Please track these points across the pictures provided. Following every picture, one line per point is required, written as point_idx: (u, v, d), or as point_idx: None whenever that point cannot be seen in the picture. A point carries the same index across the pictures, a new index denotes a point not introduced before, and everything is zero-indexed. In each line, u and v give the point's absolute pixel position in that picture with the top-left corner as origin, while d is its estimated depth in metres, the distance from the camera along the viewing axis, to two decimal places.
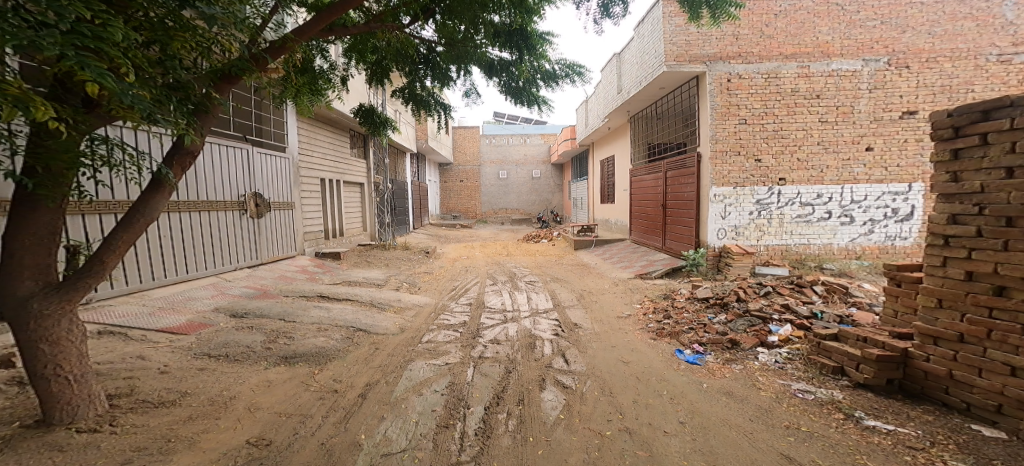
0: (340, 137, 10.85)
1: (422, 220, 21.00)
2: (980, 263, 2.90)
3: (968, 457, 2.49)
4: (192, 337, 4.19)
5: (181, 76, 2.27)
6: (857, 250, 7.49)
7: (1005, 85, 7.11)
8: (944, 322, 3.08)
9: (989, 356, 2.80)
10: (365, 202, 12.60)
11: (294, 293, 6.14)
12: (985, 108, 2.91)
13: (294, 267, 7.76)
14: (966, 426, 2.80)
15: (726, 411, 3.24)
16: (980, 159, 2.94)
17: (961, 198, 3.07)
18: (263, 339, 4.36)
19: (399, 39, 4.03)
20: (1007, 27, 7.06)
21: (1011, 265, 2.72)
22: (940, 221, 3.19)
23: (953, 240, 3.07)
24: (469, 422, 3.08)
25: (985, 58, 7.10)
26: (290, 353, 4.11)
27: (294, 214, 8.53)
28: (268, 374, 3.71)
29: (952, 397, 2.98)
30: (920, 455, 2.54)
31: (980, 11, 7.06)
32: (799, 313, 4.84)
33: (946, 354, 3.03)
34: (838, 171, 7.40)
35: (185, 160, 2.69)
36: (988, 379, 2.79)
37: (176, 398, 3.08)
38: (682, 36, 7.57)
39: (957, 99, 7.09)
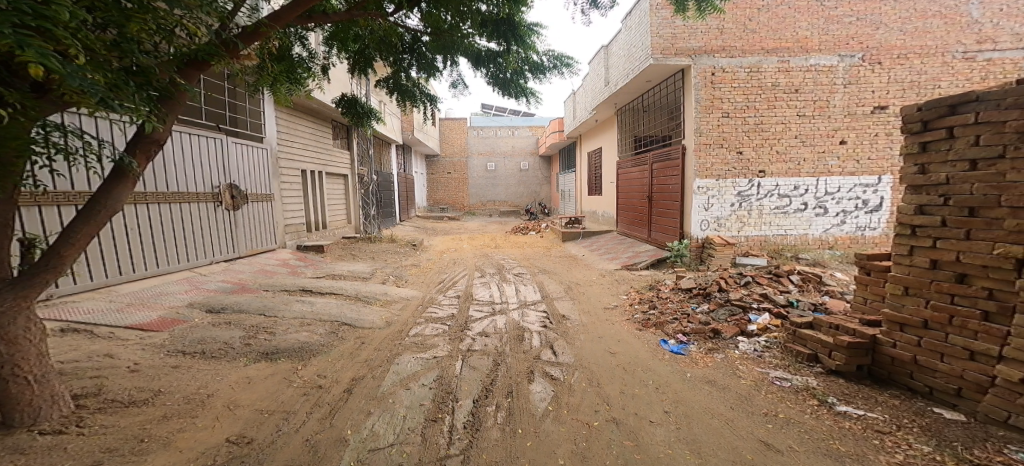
0: (322, 127, 10.58)
1: (409, 213, 20.72)
2: (943, 251, 3.04)
3: (930, 439, 2.63)
4: (165, 334, 4.07)
5: (142, 61, 2.15)
6: (830, 240, 7.77)
7: (969, 82, 7.38)
8: (910, 308, 3.23)
9: (950, 341, 2.95)
10: (350, 195, 12.39)
11: (275, 287, 6.01)
12: (952, 102, 3.03)
13: (274, 260, 7.59)
14: (928, 409, 2.96)
15: (709, 400, 3.34)
16: (946, 151, 3.07)
17: (927, 190, 3.20)
18: (242, 335, 4.26)
19: (382, 26, 3.90)
20: (973, 25, 7.31)
21: (973, 254, 2.87)
22: (908, 211, 3.32)
23: (920, 230, 3.21)
24: (458, 416, 3.09)
25: (951, 55, 7.37)
26: (272, 349, 4.03)
27: (273, 206, 8.32)
28: (248, 370, 3.63)
29: (916, 381, 3.15)
30: (887, 439, 2.68)
31: (948, 9, 7.31)
32: (776, 301, 5.02)
33: (912, 340, 3.19)
34: (815, 164, 7.63)
35: (151, 148, 2.57)
36: (949, 363, 2.95)
37: (149, 397, 2.99)
38: (669, 29, 7.60)
39: (924, 95, 7.39)
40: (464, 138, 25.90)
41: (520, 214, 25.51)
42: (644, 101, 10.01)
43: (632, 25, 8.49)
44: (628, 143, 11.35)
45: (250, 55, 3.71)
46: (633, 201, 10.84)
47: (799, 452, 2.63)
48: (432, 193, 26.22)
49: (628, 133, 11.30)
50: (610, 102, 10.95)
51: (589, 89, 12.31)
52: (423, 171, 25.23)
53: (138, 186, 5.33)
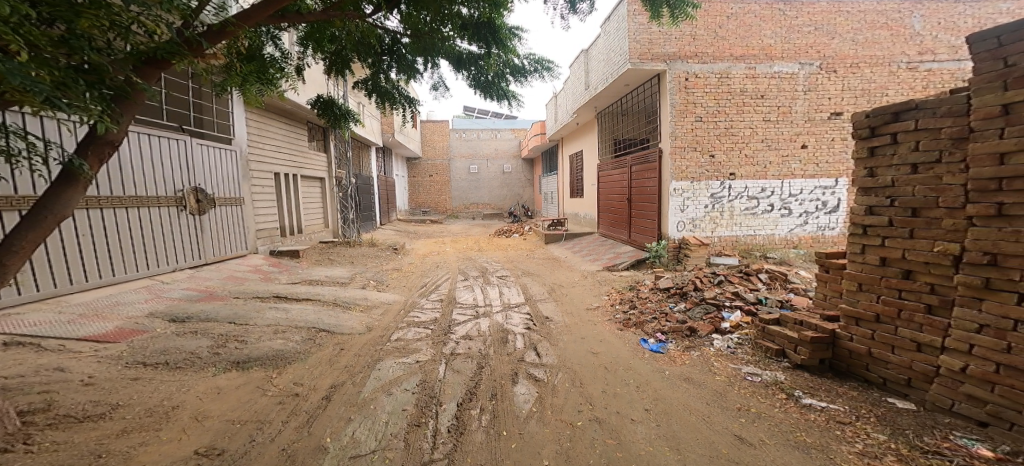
0: (297, 129, 10.28)
1: (389, 216, 20.39)
2: (890, 249, 3.24)
3: (885, 428, 2.79)
4: (123, 346, 3.85)
5: (93, 59, 2.03)
6: (794, 239, 8.15)
7: (912, 90, 7.92)
8: (864, 303, 3.42)
9: (899, 333, 3.15)
10: (327, 198, 12.07)
11: (246, 294, 5.78)
12: (896, 110, 3.24)
13: (244, 266, 7.31)
14: (883, 399, 3.14)
15: (686, 396, 3.44)
16: (891, 156, 3.28)
17: (876, 192, 3.40)
18: (210, 344, 4.08)
19: (359, 27, 3.82)
20: (915, 37, 7.86)
21: (916, 251, 3.07)
22: (859, 212, 3.52)
23: (870, 229, 3.41)
24: (442, 420, 3.06)
25: (896, 65, 7.89)
26: (243, 357, 3.88)
27: (243, 210, 8.02)
28: (217, 380, 3.48)
29: (872, 373, 3.34)
30: (848, 429, 2.82)
31: (894, 21, 7.83)
32: (747, 299, 5.21)
33: (866, 333, 3.38)
34: (780, 167, 7.99)
35: (104, 150, 2.42)
36: (899, 355, 3.14)
37: (105, 411, 2.82)
38: (645, 35, 7.81)
39: (874, 102, 7.86)
40: (445, 140, 25.69)
41: (502, 216, 25.49)
42: (623, 105, 10.21)
43: (610, 30, 8.67)
44: (608, 146, 11.55)
45: (218, 55, 3.59)
46: (613, 203, 11.03)
47: (770, 444, 2.74)
48: (413, 196, 25.91)
49: (608, 136, 11.51)
50: (590, 105, 11.12)
51: (570, 93, 12.47)
52: (405, 174, 24.93)
53: (90, 190, 5.04)
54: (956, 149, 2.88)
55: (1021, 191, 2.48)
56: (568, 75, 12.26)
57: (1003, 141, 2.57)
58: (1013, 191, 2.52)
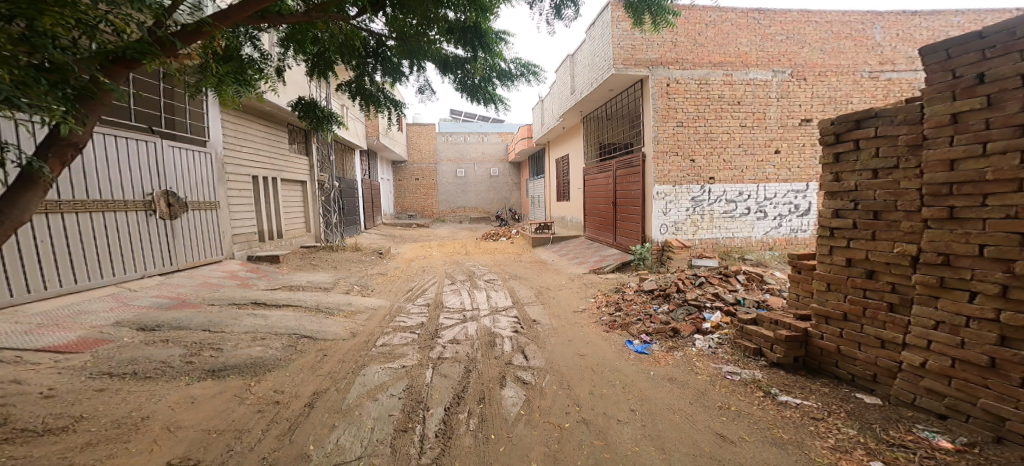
0: (277, 131, 10.04)
1: (374, 220, 20.10)
2: (855, 250, 3.39)
3: (855, 422, 2.90)
4: (87, 356, 3.66)
5: (56, 58, 1.94)
6: (769, 241, 8.41)
7: (874, 98, 8.29)
8: (832, 302, 3.56)
9: (865, 331, 3.28)
10: (308, 201, 11.80)
11: (221, 301, 5.58)
12: (857, 118, 3.39)
13: (219, 272, 7.06)
14: (851, 395, 3.26)
15: (670, 396, 3.49)
16: (854, 162, 3.43)
17: (841, 196, 3.55)
18: (182, 353, 3.91)
19: (342, 29, 3.75)
20: (876, 47, 8.26)
21: (878, 252, 3.21)
22: (826, 215, 3.66)
23: (837, 231, 3.55)
24: (429, 425, 3.02)
25: (860, 74, 8.23)
26: (218, 365, 3.74)
27: (218, 214, 7.76)
28: (190, 390, 3.34)
29: (841, 370, 3.46)
30: (821, 425, 2.92)
31: (857, 33, 8.21)
32: (726, 300, 5.34)
33: (835, 331, 3.51)
34: (755, 171, 8.24)
35: (66, 152, 2.30)
36: (865, 352, 3.27)
37: (67, 424, 2.68)
38: (628, 41, 7.95)
39: (840, 110, 8.21)
40: (431, 143, 25.49)
41: (489, 220, 25.39)
42: (608, 109, 10.35)
43: (595, 35, 8.79)
44: (593, 150, 11.68)
45: (192, 54, 3.46)
46: (599, 206, 11.15)
47: (750, 441, 2.81)
48: (399, 200, 25.60)
49: (593, 140, 11.64)
50: (575, 110, 11.24)
51: (556, 97, 12.58)
52: (390, 178, 24.62)
53: (51, 194, 4.80)
54: (912, 155, 3.01)
55: (969, 195, 2.61)
56: (554, 79, 12.37)
57: (952, 148, 2.69)
58: (962, 195, 2.65)
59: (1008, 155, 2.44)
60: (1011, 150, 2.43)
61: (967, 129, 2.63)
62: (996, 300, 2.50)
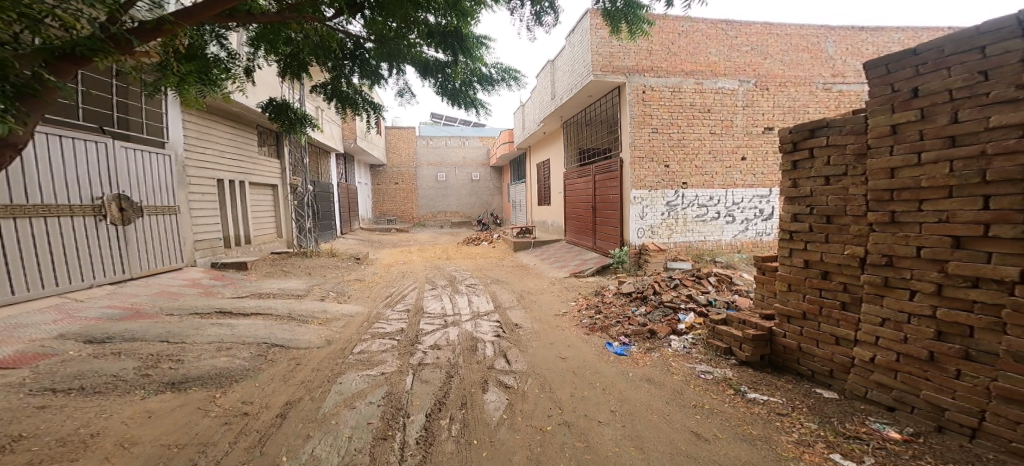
0: (245, 133, 9.66)
1: (351, 224, 19.66)
2: (812, 252, 3.56)
3: (815, 416, 3.03)
4: (28, 371, 3.39)
5: None
6: (738, 244, 8.73)
7: (828, 108, 8.78)
8: (793, 302, 3.71)
9: (822, 329, 3.44)
10: (280, 206, 11.41)
11: (182, 311, 5.30)
12: (812, 127, 3.57)
13: (180, 280, 6.71)
14: (812, 390, 3.40)
15: (648, 396, 3.55)
16: (809, 169, 3.61)
17: (798, 201, 3.72)
18: (137, 365, 3.69)
19: (318, 30, 3.63)
20: (830, 60, 8.75)
21: (831, 254, 3.39)
22: (785, 219, 3.82)
23: (796, 235, 3.70)
24: (410, 432, 2.95)
25: (815, 85, 8.71)
26: (179, 378, 3.54)
27: (178, 219, 7.40)
28: (147, 404, 3.15)
29: (802, 366, 3.61)
30: (785, 419, 3.04)
31: (813, 46, 8.68)
32: (698, 301, 5.50)
33: (796, 330, 3.66)
34: (724, 176, 8.55)
35: (7, 154, 2.14)
36: (823, 348, 3.43)
37: (4, 445, 2.48)
38: (606, 48, 8.12)
39: (798, 119, 8.65)
40: (410, 147, 25.15)
41: (470, 224, 25.25)
42: (587, 115, 10.52)
43: (575, 42, 8.95)
44: (573, 155, 11.83)
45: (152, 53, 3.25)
46: (579, 211, 11.27)
47: (722, 439, 2.89)
48: (377, 204, 25.11)
49: (573, 145, 11.79)
50: (556, 115, 11.37)
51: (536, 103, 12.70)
52: (368, 182, 24.15)
53: None
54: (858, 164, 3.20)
55: (907, 201, 2.80)
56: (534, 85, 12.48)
57: (892, 157, 2.87)
58: (901, 201, 2.83)
59: (940, 165, 2.63)
60: (942, 160, 2.63)
61: (905, 140, 2.81)
62: (933, 297, 2.68)
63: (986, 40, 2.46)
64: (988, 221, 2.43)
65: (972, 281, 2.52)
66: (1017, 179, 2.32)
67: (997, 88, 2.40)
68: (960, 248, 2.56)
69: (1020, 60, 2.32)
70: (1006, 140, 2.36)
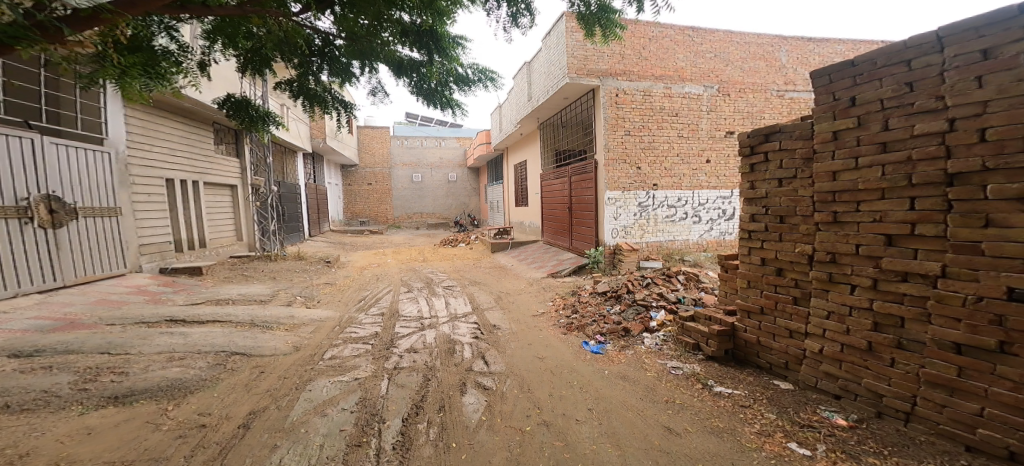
0: (199, 131, 9.18)
1: (321, 226, 19.04)
2: (767, 250, 3.70)
3: (773, 407, 3.18)
4: None
5: None
6: (704, 243, 9.06)
7: (781, 115, 9.28)
8: (752, 297, 3.86)
9: (777, 323, 3.61)
10: (241, 208, 10.89)
11: (126, 320, 4.95)
12: (765, 132, 3.74)
13: (122, 287, 6.28)
14: (770, 382, 3.57)
15: (624, 393, 3.63)
16: (764, 172, 3.77)
17: (754, 202, 3.87)
18: (73, 379, 3.42)
19: (283, 25, 3.46)
20: (782, 68, 9.25)
21: (784, 252, 3.55)
22: (743, 219, 3.96)
23: (753, 234, 3.84)
24: (385, 438, 2.89)
25: (769, 92, 9.19)
26: (123, 391, 3.32)
27: (122, 222, 6.96)
28: (86, 420, 2.94)
29: (761, 359, 3.77)
30: (748, 411, 3.17)
31: (767, 54, 9.13)
32: (669, 299, 5.66)
33: (755, 324, 3.82)
34: (691, 178, 8.85)
35: None
36: (779, 342, 3.60)
37: None
38: (581, 51, 8.24)
39: (756, 124, 9.09)
40: (383, 147, 24.64)
41: (446, 225, 24.99)
42: (562, 117, 10.63)
43: (551, 44, 9.03)
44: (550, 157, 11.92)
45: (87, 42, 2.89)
46: (555, 212, 11.36)
47: (691, 432, 2.99)
48: (348, 206, 24.43)
49: (549, 147, 11.87)
50: (532, 116, 11.42)
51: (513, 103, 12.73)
52: (338, 182, 23.47)
53: None
54: (806, 167, 3.38)
55: (847, 202, 2.99)
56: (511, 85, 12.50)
57: (834, 161, 3.05)
58: (843, 202, 3.03)
59: (873, 169, 2.83)
60: (874, 164, 2.83)
61: (844, 145, 3.00)
62: (870, 291, 2.89)
63: (911, 54, 2.66)
64: (914, 220, 2.64)
65: (902, 275, 2.72)
66: (938, 182, 2.53)
67: (920, 99, 2.61)
68: (891, 245, 2.76)
69: (939, 73, 2.54)
70: (928, 146, 2.56)
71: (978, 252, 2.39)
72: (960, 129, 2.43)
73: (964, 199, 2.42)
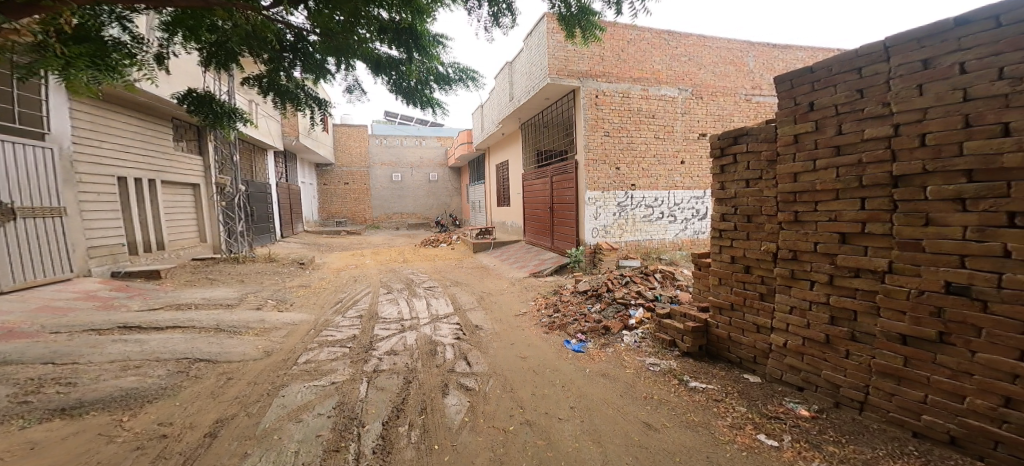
0: (157, 127, 8.78)
1: (294, 227, 18.51)
2: (737, 249, 3.81)
3: (743, 400, 3.28)
4: None
5: None
6: (679, 242, 9.28)
7: (750, 118, 9.63)
8: (722, 294, 3.97)
9: (745, 318, 3.73)
10: (203, 209, 10.44)
11: (73, 327, 4.67)
12: (734, 135, 3.85)
13: (68, 293, 5.91)
14: (740, 376, 3.68)
15: (605, 391, 3.67)
16: (733, 173, 3.87)
17: (724, 202, 3.98)
18: (13, 392, 3.22)
19: (251, 19, 3.34)
20: (750, 73, 9.58)
21: (751, 250, 3.67)
22: (715, 218, 4.06)
23: (724, 233, 3.93)
24: (365, 442, 2.84)
25: (738, 96, 9.49)
26: (72, 403, 3.14)
27: (69, 222, 6.64)
28: (27, 435, 2.78)
29: (731, 354, 3.89)
30: (721, 405, 3.26)
31: (736, 59, 9.44)
32: (647, 297, 5.76)
33: (726, 320, 3.93)
34: (667, 179, 9.06)
35: None
36: (748, 337, 3.71)
37: None
38: (562, 52, 8.31)
39: (727, 127, 9.39)
40: (361, 146, 24.16)
41: (427, 226, 24.72)
42: (544, 117, 10.68)
43: (532, 44, 9.06)
44: (531, 157, 11.95)
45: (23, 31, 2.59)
46: (537, 211, 11.41)
47: (669, 427, 3.06)
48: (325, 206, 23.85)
49: (531, 147, 11.91)
50: (513, 116, 11.44)
51: (495, 103, 12.70)
52: (314, 182, 22.88)
53: None
54: (770, 169, 3.51)
55: (806, 202, 3.13)
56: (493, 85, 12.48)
57: (795, 163, 3.19)
58: (803, 202, 3.16)
59: (829, 171, 2.96)
60: (830, 167, 2.96)
61: (803, 148, 3.13)
62: (827, 286, 3.02)
63: (862, 62, 2.79)
64: (864, 220, 2.78)
65: (854, 271, 2.86)
66: (885, 183, 2.67)
67: (870, 105, 2.75)
68: (845, 243, 2.91)
69: (886, 81, 2.67)
70: (876, 150, 2.71)
71: (920, 249, 2.52)
72: (904, 134, 2.56)
73: (907, 199, 2.56)
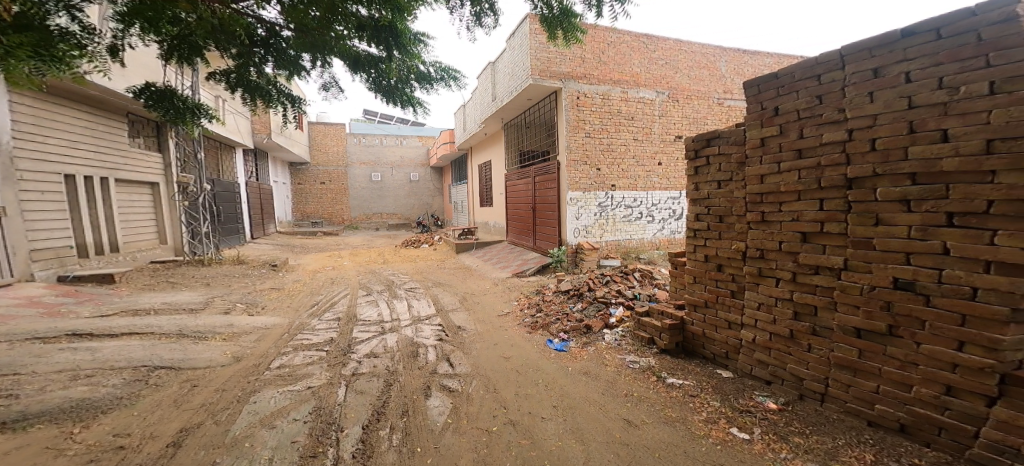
0: (112, 123, 8.40)
1: (267, 228, 17.97)
2: (710, 248, 3.91)
3: (717, 395, 3.38)
4: None
5: None
6: (657, 242, 9.46)
7: (724, 121, 9.90)
8: (696, 292, 4.08)
9: (717, 316, 3.83)
10: (163, 208, 10.04)
11: (14, 335, 4.40)
12: (708, 137, 3.94)
13: (8, 299, 5.53)
14: (713, 371, 3.79)
15: (586, 389, 3.71)
16: (707, 174, 3.97)
17: (697, 202, 4.08)
18: None
19: (218, 12, 3.17)
20: (722, 77, 9.86)
21: (722, 249, 3.78)
22: (689, 218, 4.17)
23: (699, 232, 4.03)
24: (344, 446, 2.79)
25: (712, 99, 9.75)
26: (15, 416, 2.96)
27: (8, 223, 6.28)
28: None
29: (705, 350, 4.00)
30: (696, 400, 3.35)
31: (710, 63, 9.70)
32: (627, 296, 5.85)
33: (700, 318, 4.04)
34: (645, 180, 9.23)
35: None
36: (720, 333, 3.82)
37: None
38: (543, 53, 8.35)
39: (701, 130, 9.63)
40: (339, 145, 23.66)
41: (407, 226, 24.41)
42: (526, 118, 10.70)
43: (514, 45, 9.07)
44: (513, 157, 11.96)
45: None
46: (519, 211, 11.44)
47: (648, 423, 3.11)
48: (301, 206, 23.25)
49: (513, 147, 11.93)
50: (496, 117, 11.42)
51: (477, 102, 12.65)
52: (289, 181, 22.26)
53: None
54: (739, 170, 3.62)
55: (772, 203, 3.24)
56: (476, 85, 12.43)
57: (761, 165, 3.30)
58: (768, 203, 3.27)
59: (792, 173, 3.08)
60: (792, 169, 3.08)
61: (769, 151, 3.25)
62: (791, 284, 3.14)
63: (821, 69, 2.91)
64: (823, 220, 2.91)
65: (814, 269, 2.98)
66: (840, 185, 2.80)
67: (828, 110, 2.87)
68: (806, 242, 3.03)
69: (841, 88, 2.80)
70: (833, 154, 2.83)
71: (871, 248, 2.64)
72: (858, 139, 2.70)
73: (860, 201, 2.69)
